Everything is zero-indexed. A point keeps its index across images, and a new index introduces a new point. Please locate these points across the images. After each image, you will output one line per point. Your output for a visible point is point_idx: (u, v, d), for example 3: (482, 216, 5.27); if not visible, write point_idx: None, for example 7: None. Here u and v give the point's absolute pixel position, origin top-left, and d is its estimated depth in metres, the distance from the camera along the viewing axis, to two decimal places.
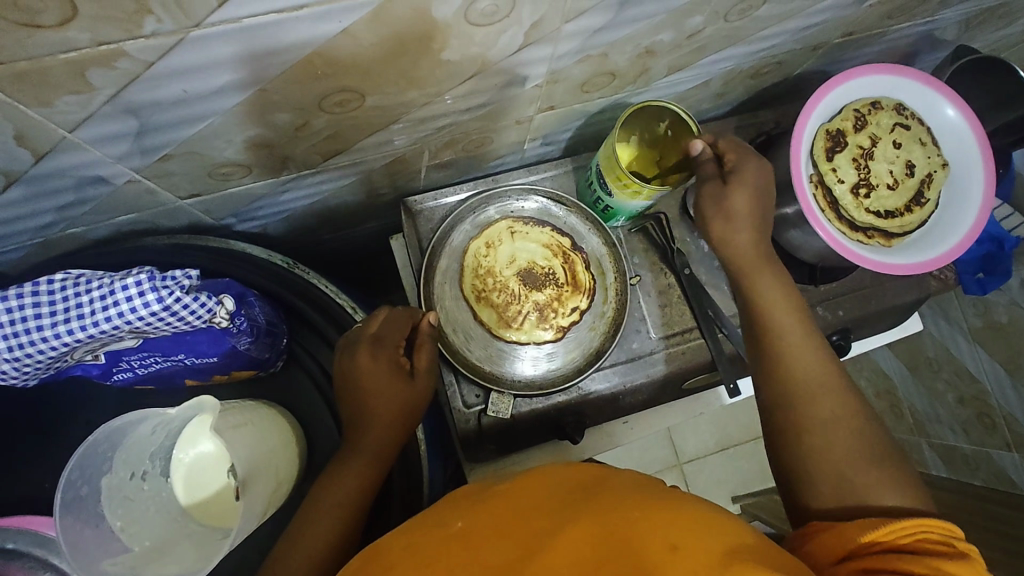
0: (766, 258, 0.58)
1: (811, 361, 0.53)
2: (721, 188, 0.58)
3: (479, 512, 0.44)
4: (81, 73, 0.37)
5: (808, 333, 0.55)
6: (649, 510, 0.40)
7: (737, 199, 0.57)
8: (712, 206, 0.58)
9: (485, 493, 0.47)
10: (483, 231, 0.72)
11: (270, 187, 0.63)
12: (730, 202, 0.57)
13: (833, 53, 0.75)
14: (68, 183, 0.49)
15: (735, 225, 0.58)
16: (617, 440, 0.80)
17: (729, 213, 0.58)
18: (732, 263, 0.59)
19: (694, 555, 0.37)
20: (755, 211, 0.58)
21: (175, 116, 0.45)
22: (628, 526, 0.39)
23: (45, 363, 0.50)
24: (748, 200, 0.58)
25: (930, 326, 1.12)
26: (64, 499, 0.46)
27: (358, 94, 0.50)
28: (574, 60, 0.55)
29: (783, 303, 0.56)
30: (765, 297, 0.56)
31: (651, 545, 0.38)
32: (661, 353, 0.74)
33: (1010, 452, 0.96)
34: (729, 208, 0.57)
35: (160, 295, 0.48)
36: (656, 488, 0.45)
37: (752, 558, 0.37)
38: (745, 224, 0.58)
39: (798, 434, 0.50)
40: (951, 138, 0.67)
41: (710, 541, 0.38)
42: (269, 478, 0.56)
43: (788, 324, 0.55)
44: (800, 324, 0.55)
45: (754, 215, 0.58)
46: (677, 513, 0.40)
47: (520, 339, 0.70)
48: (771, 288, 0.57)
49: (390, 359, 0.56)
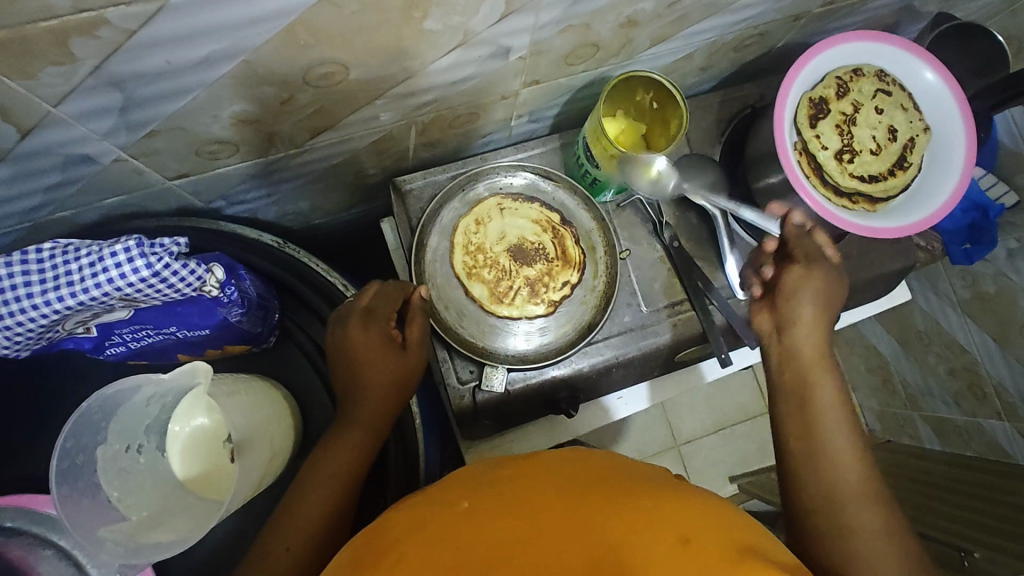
0: (825, 356, 0.56)
1: (856, 469, 0.50)
2: (827, 278, 0.58)
3: (481, 491, 0.44)
4: (62, 43, 0.37)
5: (856, 441, 0.52)
6: (660, 501, 0.42)
7: (831, 292, 0.58)
8: (815, 285, 0.57)
9: (485, 477, 0.47)
10: (473, 209, 0.73)
11: (259, 168, 0.63)
12: (829, 293, 0.58)
13: (815, 23, 0.75)
14: (54, 162, 0.49)
15: (815, 317, 0.57)
16: (612, 415, 0.83)
17: (822, 302, 0.57)
18: (791, 355, 0.56)
19: (707, 550, 0.38)
20: (825, 307, 0.58)
21: (159, 89, 0.45)
22: (643, 512, 0.40)
23: (37, 332, 0.50)
24: (833, 300, 0.58)
25: (920, 298, 1.11)
26: (60, 468, 0.48)
27: (343, 66, 0.50)
28: (556, 30, 0.56)
29: (838, 405, 0.53)
30: (822, 395, 0.53)
31: (664, 536, 0.38)
32: (668, 321, 0.75)
33: (1002, 421, 0.97)
34: (818, 300, 0.57)
35: (150, 261, 0.48)
36: (668, 482, 0.46)
37: (760, 555, 0.39)
38: (822, 318, 0.57)
39: (840, 541, 0.48)
40: (932, 102, 0.68)
41: (721, 537, 0.39)
42: (263, 448, 0.57)
43: (839, 429, 0.52)
44: (851, 432, 0.52)
45: (829, 316, 0.58)
46: (693, 508, 0.41)
47: (512, 314, 0.71)
48: (829, 384, 0.54)
49: (382, 332, 0.57)
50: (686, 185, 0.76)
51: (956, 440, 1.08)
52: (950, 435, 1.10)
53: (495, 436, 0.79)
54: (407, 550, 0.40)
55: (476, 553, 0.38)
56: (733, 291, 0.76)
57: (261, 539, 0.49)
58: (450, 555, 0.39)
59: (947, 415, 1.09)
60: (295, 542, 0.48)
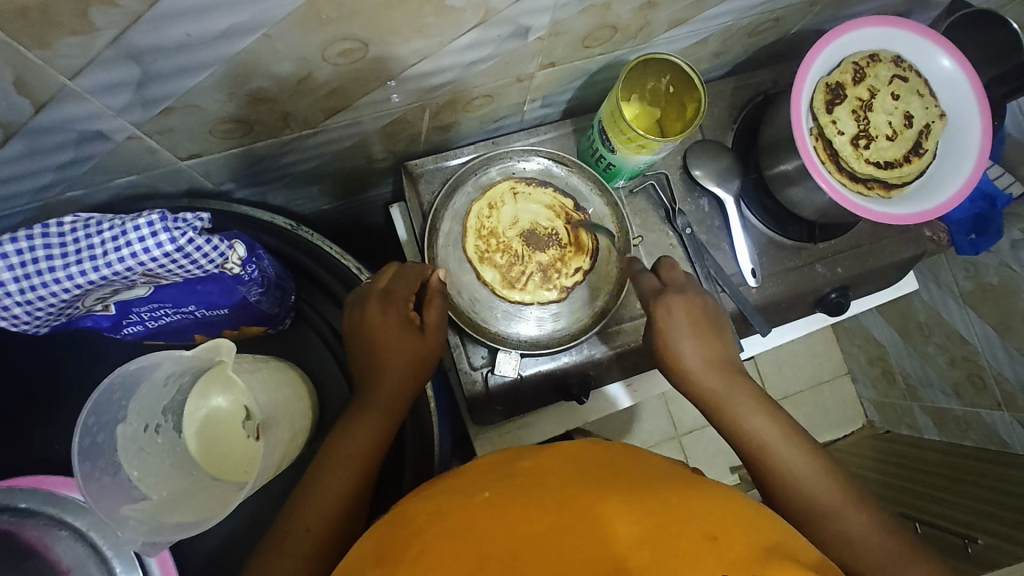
0: (734, 382, 0.59)
1: (801, 460, 0.54)
2: (682, 311, 0.61)
3: (502, 483, 0.44)
4: (84, 12, 0.36)
5: (789, 433, 0.56)
6: (685, 499, 0.42)
7: (682, 329, 0.61)
8: (675, 329, 0.61)
9: (505, 470, 0.47)
10: (486, 192, 0.72)
11: (270, 149, 0.62)
12: (683, 333, 0.61)
13: (829, 10, 0.75)
14: (68, 138, 0.48)
15: (702, 351, 0.60)
16: (621, 401, 0.82)
17: (698, 338, 0.61)
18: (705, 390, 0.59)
19: (734, 546, 0.38)
20: (699, 337, 0.61)
21: (177, 64, 0.44)
22: (670, 511, 0.40)
23: (57, 308, 0.50)
24: (689, 330, 0.61)
25: (923, 291, 1.10)
26: (81, 446, 0.47)
27: (362, 43, 0.49)
28: (576, 10, 0.55)
29: (762, 419, 0.57)
30: (747, 420, 0.57)
31: (692, 535, 0.38)
32: None
33: (1001, 411, 0.98)
34: (686, 335, 0.61)
35: (173, 235, 0.47)
36: (688, 477, 0.47)
37: (790, 554, 0.39)
38: (708, 346, 0.61)
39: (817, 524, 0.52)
40: (947, 88, 0.68)
41: (747, 535, 0.40)
42: (286, 427, 0.56)
43: (780, 444, 0.55)
44: (780, 426, 0.56)
45: (705, 343, 0.61)
46: (717, 504, 0.42)
47: (525, 299, 0.71)
48: (753, 411, 0.57)
49: (400, 313, 0.56)
50: (698, 170, 0.77)
51: (956, 429, 1.10)
52: (950, 425, 1.11)
53: (505, 423, 0.79)
54: (432, 541, 0.40)
55: (504, 550, 0.38)
56: (744, 277, 0.77)
57: (281, 521, 0.49)
58: (473, 546, 0.39)
59: (947, 406, 1.10)
60: (315, 523, 0.48)
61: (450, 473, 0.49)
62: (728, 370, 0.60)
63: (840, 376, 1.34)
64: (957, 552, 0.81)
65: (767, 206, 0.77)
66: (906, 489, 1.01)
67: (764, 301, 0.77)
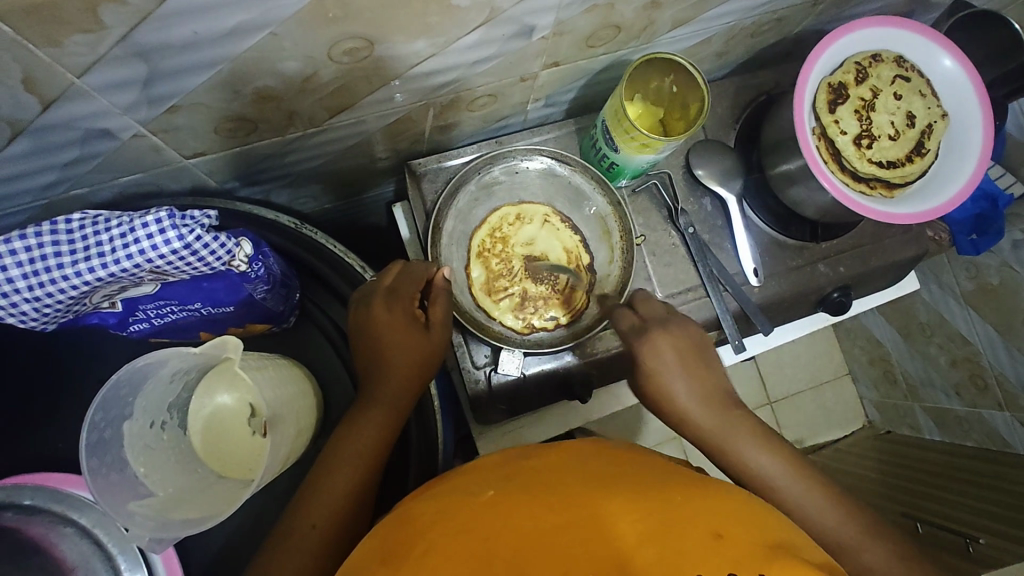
0: (729, 415, 0.58)
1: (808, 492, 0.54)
2: (669, 345, 0.62)
3: (506, 482, 0.44)
4: (93, 9, 0.36)
5: (791, 463, 0.55)
6: (690, 497, 0.42)
7: (670, 366, 0.60)
8: (664, 365, 0.61)
9: (509, 467, 0.47)
10: (522, 204, 0.74)
11: (274, 148, 0.63)
12: (672, 370, 0.60)
13: (832, 10, 0.75)
14: (74, 136, 0.48)
15: (694, 386, 0.60)
16: (624, 400, 0.82)
17: (687, 373, 0.60)
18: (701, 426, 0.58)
19: (738, 544, 0.38)
20: (688, 372, 0.60)
21: (184, 62, 0.44)
22: (676, 509, 0.40)
23: (65, 305, 0.50)
24: (678, 366, 0.60)
25: (924, 291, 1.10)
26: (89, 441, 0.48)
27: (368, 41, 0.49)
28: (581, 10, 0.55)
29: (761, 453, 0.56)
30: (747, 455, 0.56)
31: (697, 532, 0.39)
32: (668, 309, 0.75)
33: (1002, 412, 0.98)
34: (676, 370, 0.60)
35: (181, 232, 0.48)
36: (690, 475, 0.47)
37: (794, 552, 0.39)
38: (699, 379, 0.60)
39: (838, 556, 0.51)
40: (949, 88, 0.68)
41: (750, 532, 0.40)
42: (292, 423, 0.56)
43: (783, 475, 0.54)
44: (780, 457, 0.56)
45: (695, 377, 0.60)
46: (721, 502, 0.42)
47: (488, 313, 0.71)
48: (751, 445, 0.56)
49: (406, 311, 0.57)
50: (701, 170, 0.77)
51: (957, 429, 1.10)
52: (951, 425, 1.11)
53: (507, 422, 0.79)
54: (439, 539, 0.40)
55: (510, 548, 0.38)
56: (747, 277, 0.77)
57: (286, 519, 0.49)
58: (479, 545, 0.39)
59: (948, 406, 1.10)
60: (320, 520, 0.48)
61: (455, 471, 0.49)
62: (720, 404, 0.59)
63: (841, 376, 1.34)
64: (960, 551, 0.81)
65: (769, 206, 0.77)
66: (908, 490, 1.01)
67: (767, 301, 0.78)
